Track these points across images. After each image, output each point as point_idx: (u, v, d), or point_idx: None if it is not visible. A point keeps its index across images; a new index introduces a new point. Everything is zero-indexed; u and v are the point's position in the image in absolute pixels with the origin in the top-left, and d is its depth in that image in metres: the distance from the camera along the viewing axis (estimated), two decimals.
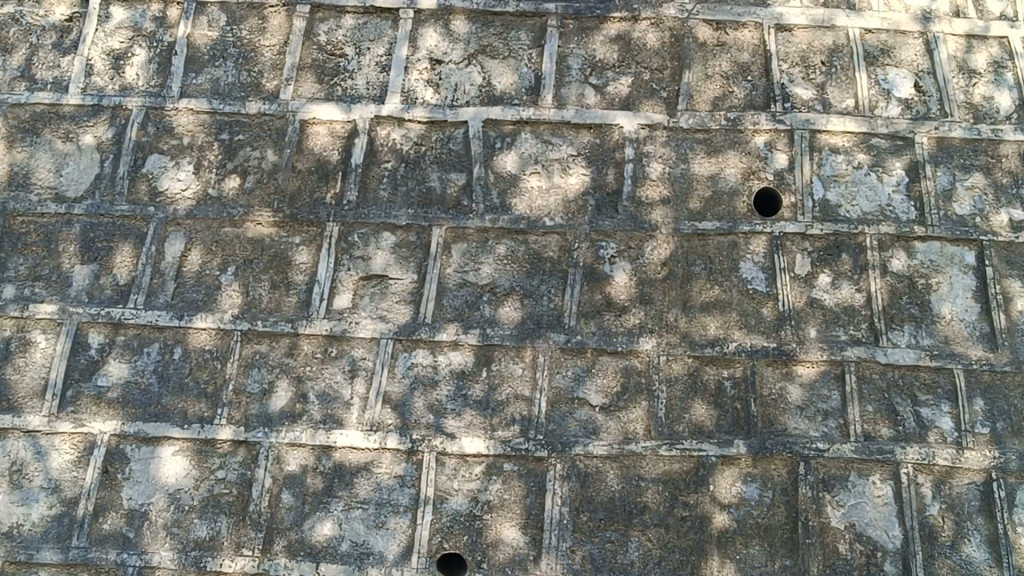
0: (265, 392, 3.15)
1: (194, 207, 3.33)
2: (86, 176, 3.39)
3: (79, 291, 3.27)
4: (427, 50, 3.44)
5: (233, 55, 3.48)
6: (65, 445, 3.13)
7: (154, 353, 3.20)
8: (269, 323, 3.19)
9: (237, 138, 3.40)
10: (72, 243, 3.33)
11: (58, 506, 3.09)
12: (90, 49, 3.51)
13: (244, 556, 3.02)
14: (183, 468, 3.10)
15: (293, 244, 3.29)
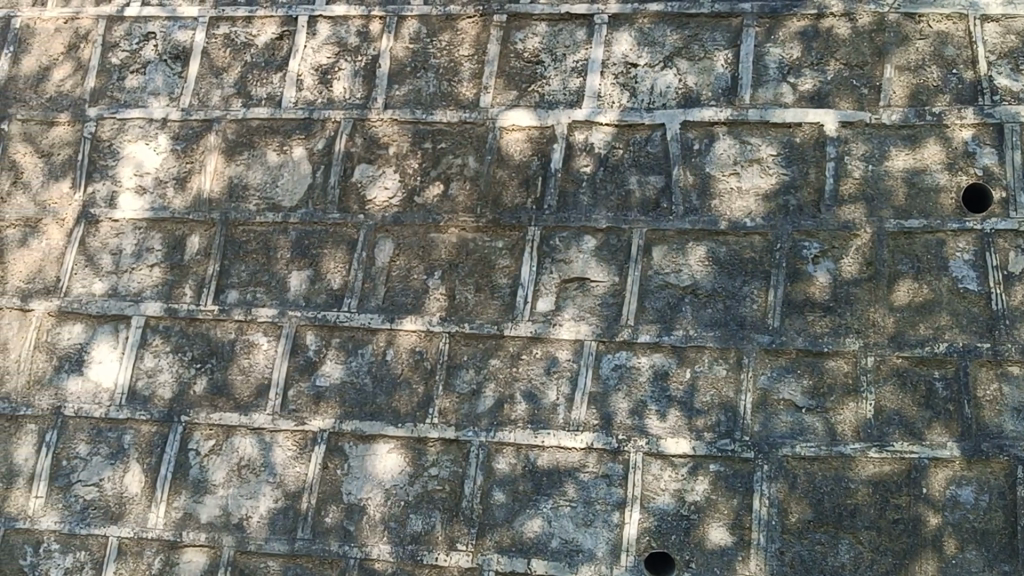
0: (474, 392, 3.28)
1: (400, 214, 3.48)
2: (300, 186, 3.58)
3: (297, 296, 3.47)
4: (623, 53, 3.46)
5: (434, 66, 3.59)
6: (288, 442, 3.35)
7: (367, 354, 3.37)
8: (475, 325, 3.31)
9: (440, 147, 3.51)
10: (288, 250, 3.53)
11: (283, 499, 3.32)
12: (300, 65, 3.69)
13: (458, 551, 3.17)
14: (399, 465, 3.27)
15: (496, 247, 3.39)
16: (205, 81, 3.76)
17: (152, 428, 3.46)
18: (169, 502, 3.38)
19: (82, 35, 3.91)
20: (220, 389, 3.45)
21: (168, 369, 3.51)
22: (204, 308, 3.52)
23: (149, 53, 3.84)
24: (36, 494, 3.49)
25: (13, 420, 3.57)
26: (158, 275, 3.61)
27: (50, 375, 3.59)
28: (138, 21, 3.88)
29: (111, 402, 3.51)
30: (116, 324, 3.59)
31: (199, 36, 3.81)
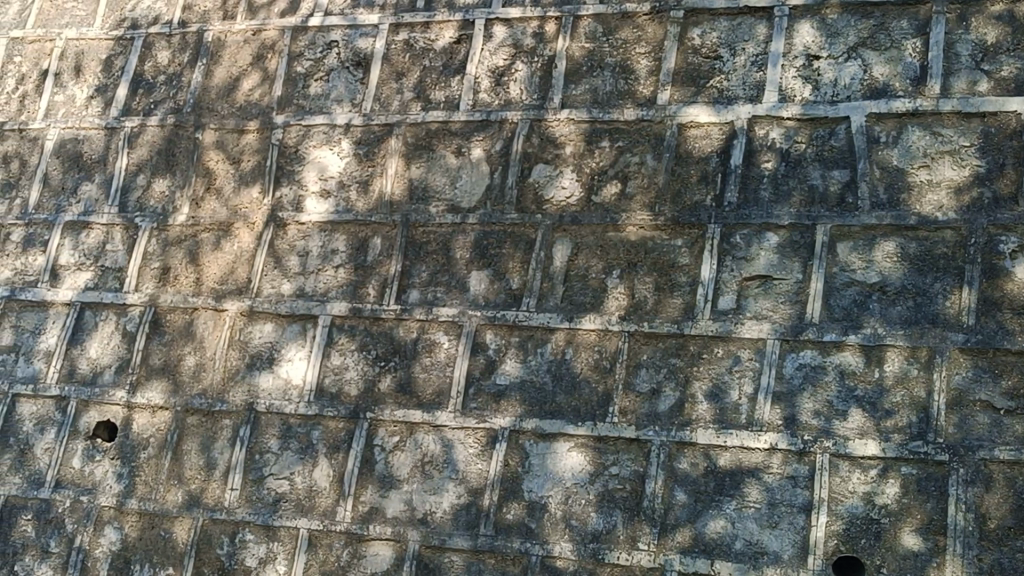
0: (655, 392, 3.27)
1: (578, 213, 3.49)
2: (478, 188, 3.64)
3: (477, 295, 3.53)
4: (804, 46, 3.38)
5: (610, 64, 3.59)
6: (470, 440, 3.41)
7: (547, 353, 3.40)
8: (655, 324, 3.30)
9: (617, 145, 3.51)
10: (468, 250, 3.59)
11: (466, 496, 3.37)
12: (477, 68, 3.76)
13: (640, 550, 3.16)
14: (580, 464, 3.28)
15: (675, 246, 3.36)
16: (385, 87, 3.88)
17: (339, 425, 3.57)
18: (356, 497, 3.48)
19: (268, 46, 4.11)
20: (404, 387, 3.53)
21: (354, 367, 3.62)
22: (388, 307, 3.62)
23: (332, 61, 3.98)
24: (231, 486, 3.65)
25: (210, 415, 3.76)
26: (342, 276, 3.72)
27: (243, 372, 3.76)
28: (321, 30, 4.03)
29: (300, 399, 3.64)
30: (303, 323, 3.73)
31: (379, 43, 3.93)
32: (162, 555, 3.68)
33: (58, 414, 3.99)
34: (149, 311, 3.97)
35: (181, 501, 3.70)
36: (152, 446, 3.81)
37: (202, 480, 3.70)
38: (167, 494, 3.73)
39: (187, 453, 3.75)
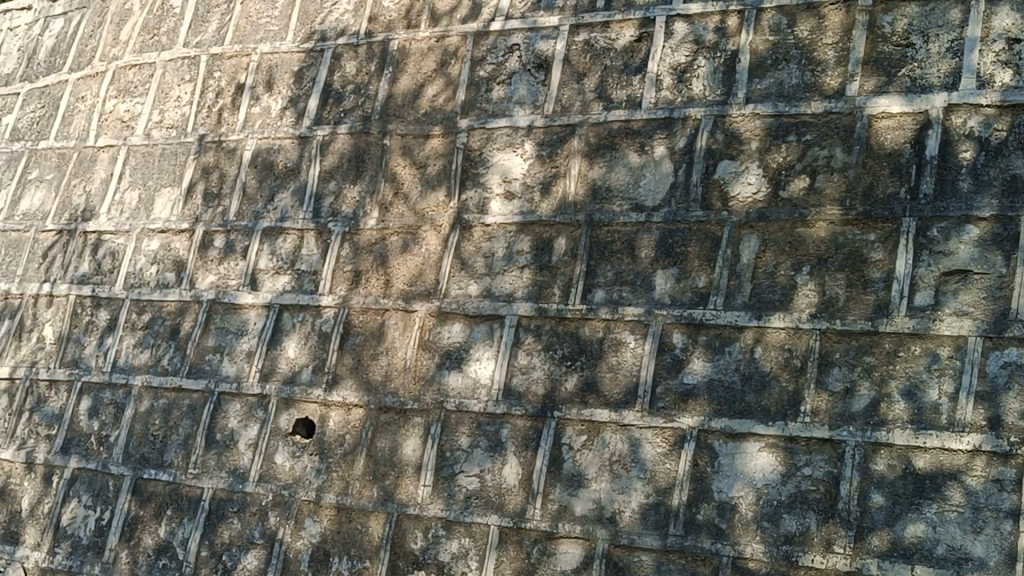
0: (848, 391, 3.18)
1: (765, 210, 3.44)
2: (662, 186, 3.63)
3: (662, 294, 3.52)
4: (1004, 28, 3.23)
5: (796, 57, 3.52)
6: (658, 439, 3.40)
7: (735, 352, 3.36)
8: (847, 321, 3.22)
9: (804, 139, 3.44)
10: (653, 249, 3.59)
11: (654, 495, 3.36)
12: (659, 65, 3.75)
13: (836, 553, 3.09)
14: (770, 464, 3.23)
15: (868, 241, 3.27)
16: (566, 88, 3.92)
17: (527, 423, 3.62)
18: (544, 495, 3.52)
19: (452, 52, 4.25)
20: (590, 386, 3.55)
21: (541, 367, 3.66)
22: (573, 307, 3.65)
23: (513, 64, 4.07)
24: (423, 483, 3.74)
25: (401, 414, 3.87)
26: (527, 276, 3.78)
27: (433, 372, 3.86)
28: (502, 35, 4.13)
29: (489, 398, 3.72)
30: (490, 324, 3.80)
31: (560, 44, 3.98)
32: (358, 549, 3.80)
33: (259, 411, 4.19)
34: (342, 313, 4.13)
35: (376, 496, 3.82)
36: (347, 442, 3.95)
37: (396, 476, 3.81)
38: (363, 490, 3.85)
39: (381, 449, 3.87)
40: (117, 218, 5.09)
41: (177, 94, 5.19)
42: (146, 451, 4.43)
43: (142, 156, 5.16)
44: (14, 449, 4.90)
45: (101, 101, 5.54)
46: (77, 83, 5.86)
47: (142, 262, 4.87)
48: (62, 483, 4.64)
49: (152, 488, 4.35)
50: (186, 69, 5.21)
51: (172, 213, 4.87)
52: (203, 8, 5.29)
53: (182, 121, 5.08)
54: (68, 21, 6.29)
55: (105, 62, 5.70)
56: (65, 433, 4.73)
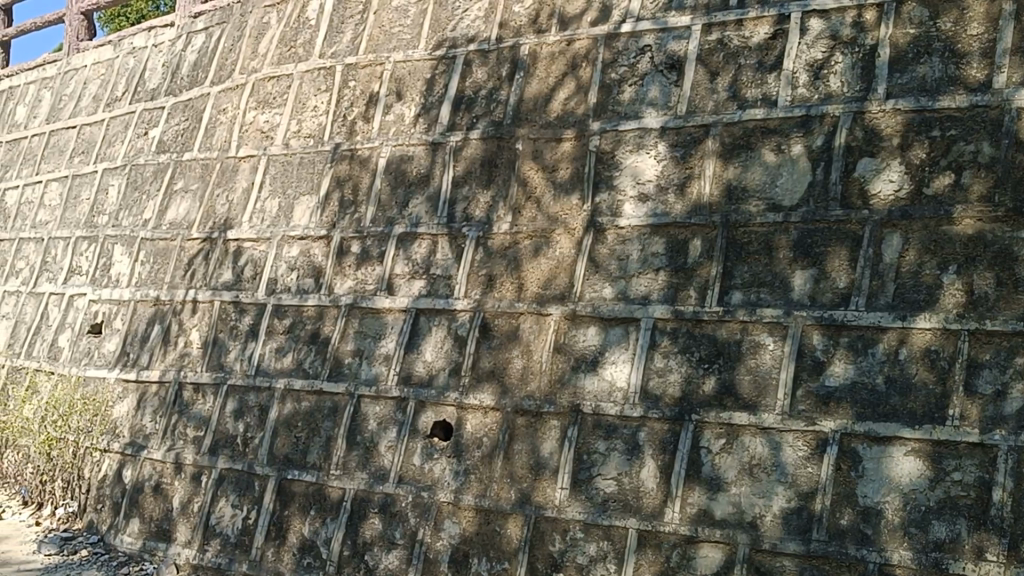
0: (999, 393, 3.08)
1: (908, 207, 3.36)
2: (800, 185, 3.58)
3: (802, 295, 3.47)
4: None
5: (938, 50, 3.42)
6: (799, 443, 3.34)
7: (879, 354, 3.29)
8: (996, 322, 3.13)
9: (948, 134, 3.34)
10: (791, 249, 3.54)
11: (797, 500, 3.31)
12: (794, 62, 3.70)
13: (988, 561, 2.99)
14: (917, 469, 3.15)
15: (1018, 238, 3.16)
16: (699, 89, 3.89)
17: (664, 426, 3.61)
18: (683, 498, 3.51)
19: (582, 55, 4.26)
20: (728, 388, 3.52)
21: (677, 370, 3.64)
22: (710, 309, 3.62)
23: (646, 65, 4.05)
24: (561, 485, 3.76)
25: (538, 417, 3.89)
26: (662, 279, 3.76)
27: (568, 375, 3.88)
28: (634, 36, 4.12)
29: (625, 401, 3.71)
30: (626, 326, 3.80)
31: (693, 44, 3.95)
32: (497, 550, 3.84)
33: (398, 414, 4.28)
34: (478, 316, 4.19)
35: (514, 498, 3.86)
36: (485, 445, 4.00)
37: (534, 478, 3.83)
38: (501, 492, 3.89)
39: (519, 452, 3.90)
40: (258, 226, 5.26)
41: (314, 103, 5.32)
42: (290, 452, 4.57)
43: (281, 165, 5.32)
44: (165, 450, 5.10)
45: (242, 113, 5.73)
46: (218, 96, 6.06)
47: (282, 268, 5.01)
48: (211, 482, 4.81)
49: (295, 488, 4.48)
50: (322, 79, 5.34)
51: (311, 220, 5.00)
52: (337, 20, 5.42)
53: (319, 130, 5.21)
54: (209, 36, 6.52)
55: (245, 76, 5.89)
56: (213, 434, 4.91)
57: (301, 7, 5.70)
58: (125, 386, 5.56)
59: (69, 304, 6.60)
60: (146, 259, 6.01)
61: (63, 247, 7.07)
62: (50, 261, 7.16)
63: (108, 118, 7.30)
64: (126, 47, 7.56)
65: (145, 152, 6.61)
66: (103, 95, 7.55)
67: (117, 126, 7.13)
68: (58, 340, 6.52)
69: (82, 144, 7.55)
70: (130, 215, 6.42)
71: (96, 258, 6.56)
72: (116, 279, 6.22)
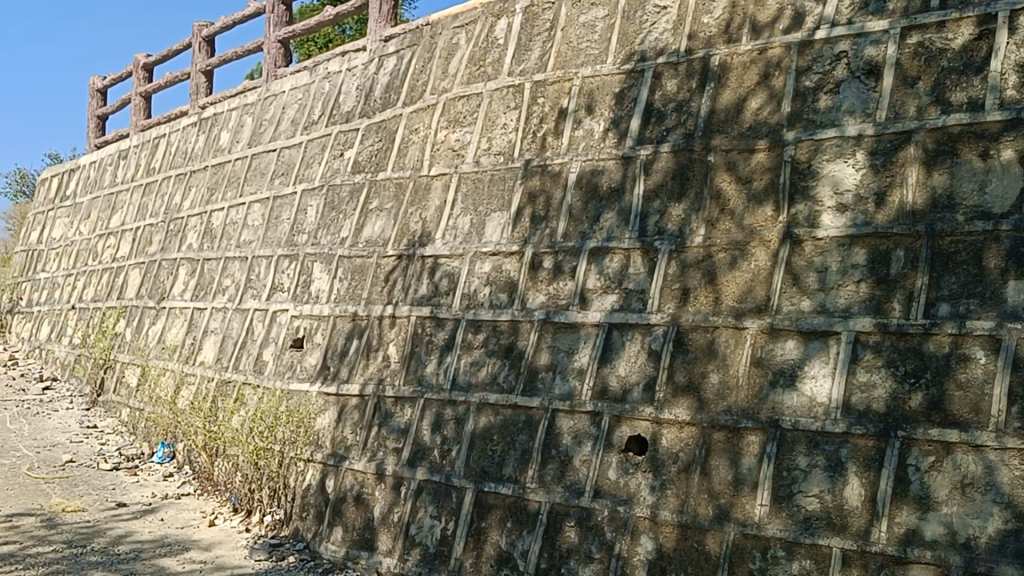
0: None
1: None
2: (1011, 191, 3.43)
3: (1015, 306, 3.32)
4: None
5: None
6: (1015, 461, 3.20)
7: None
8: None
9: None
10: (1002, 259, 3.39)
11: (1014, 521, 3.17)
12: (1002, 63, 3.55)
13: None
14: None
15: None
16: (900, 93, 3.78)
17: (869, 443, 3.51)
18: (890, 517, 3.40)
19: (775, 64, 4.19)
20: (937, 404, 3.40)
21: (881, 384, 3.53)
22: (916, 321, 3.51)
23: (842, 72, 3.97)
24: (760, 502, 3.71)
25: (736, 432, 3.85)
26: (864, 291, 3.67)
27: (766, 390, 3.82)
28: (828, 43, 4.04)
29: (826, 416, 3.63)
30: (826, 339, 3.72)
31: (892, 48, 3.85)
32: (696, 566, 3.80)
33: (594, 428, 4.30)
34: (672, 330, 4.17)
35: (712, 514, 3.82)
36: (682, 460, 3.98)
37: (732, 494, 3.79)
38: (698, 507, 3.86)
39: (716, 467, 3.86)
40: (451, 243, 5.38)
41: (503, 121, 5.41)
42: (487, 465, 4.65)
43: (473, 183, 5.43)
44: (366, 461, 5.27)
45: (434, 132, 5.89)
46: (410, 116, 6.23)
47: (476, 284, 5.11)
48: (410, 493, 4.95)
49: (492, 501, 4.56)
50: (511, 97, 5.44)
51: (502, 236, 5.09)
52: (525, 38, 5.51)
53: (509, 147, 5.30)
54: (400, 58, 6.72)
55: (436, 96, 6.04)
56: (412, 446, 5.05)
57: (489, 27, 5.81)
58: (326, 398, 5.78)
59: (272, 319, 6.91)
60: (344, 276, 6.23)
61: (266, 265, 7.40)
62: (254, 279, 7.51)
63: (305, 140, 7.62)
64: (320, 71, 7.87)
65: (341, 173, 6.86)
66: (300, 119, 7.88)
67: (314, 148, 7.43)
68: (262, 354, 6.83)
69: (281, 166, 7.89)
70: (328, 233, 6.68)
71: (297, 275, 6.84)
72: (315, 295, 6.48)
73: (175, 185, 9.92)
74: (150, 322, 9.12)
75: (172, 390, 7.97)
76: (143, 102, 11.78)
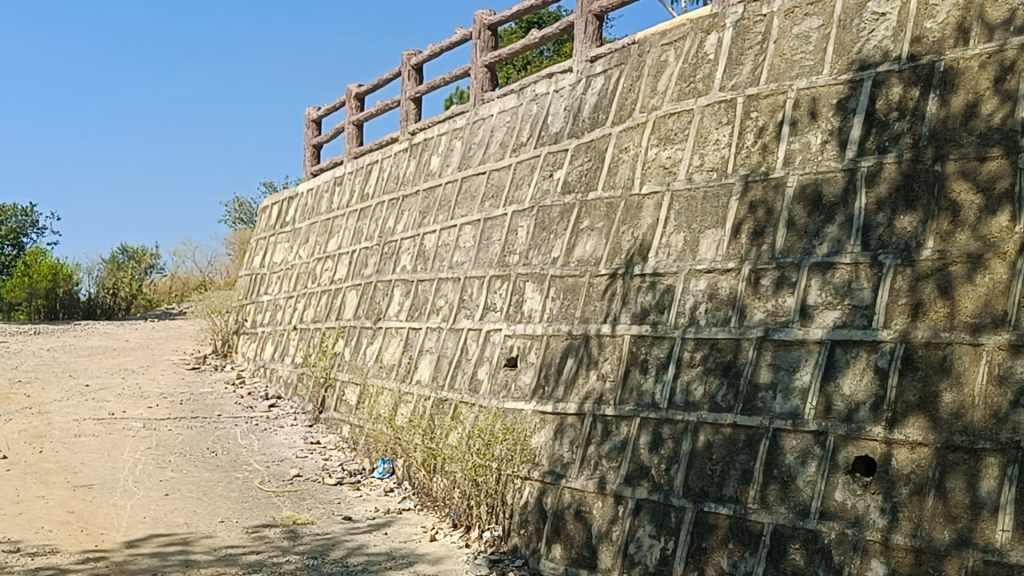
0: None
1: None
2: None
3: None
4: None
5: None
6: None
7: None
8: None
9: None
10: None
11: None
12: None
13: None
14: None
15: None
16: None
17: None
18: None
19: (1008, 67, 4.02)
20: None
21: None
22: None
23: None
24: (1002, 527, 3.55)
25: (972, 453, 3.69)
26: None
27: (1006, 410, 3.64)
28: None
29: None
30: None
31: None
32: None
33: (818, 448, 4.20)
34: (901, 347, 4.04)
35: (949, 539, 3.67)
36: (914, 481, 3.84)
37: (971, 518, 3.63)
38: (934, 531, 3.72)
39: (952, 490, 3.71)
40: (665, 261, 5.36)
41: (716, 137, 5.37)
42: (706, 484, 4.60)
43: (686, 200, 5.41)
44: (583, 478, 5.31)
45: (644, 151, 5.90)
46: (619, 135, 6.26)
47: (692, 301, 5.08)
48: (629, 511, 4.95)
49: (713, 521, 4.50)
50: (723, 112, 5.39)
51: (718, 253, 5.04)
52: (736, 52, 5.45)
53: (722, 163, 5.25)
54: (607, 78, 6.76)
55: (646, 114, 6.05)
56: (629, 464, 5.05)
57: (699, 43, 5.78)
58: (543, 417, 5.86)
59: (486, 339, 7.05)
60: (556, 295, 6.30)
61: (478, 286, 7.56)
62: (467, 299, 7.68)
63: (514, 162, 7.75)
64: (527, 94, 8.00)
65: (551, 194, 6.95)
66: (509, 141, 8.04)
67: (523, 169, 7.55)
68: (477, 373, 6.97)
69: (491, 188, 8.06)
70: (540, 253, 6.76)
71: (509, 295, 6.96)
72: (529, 314, 6.57)
73: (389, 210, 10.26)
74: (368, 342, 9.46)
75: (391, 407, 8.24)
76: (356, 130, 12.25)
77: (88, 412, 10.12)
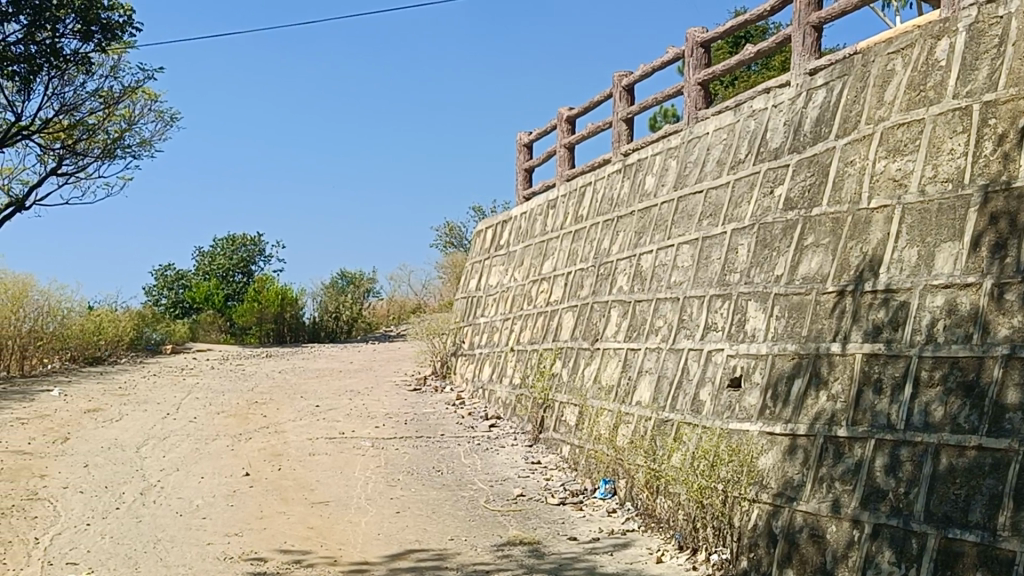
0: None
1: None
2: None
3: None
4: None
5: None
6: None
7: None
8: None
9: None
10: None
11: None
12: None
13: None
14: None
15: None
16: None
17: None
18: None
19: None
20: None
21: None
22: None
23: None
24: None
25: None
26: None
27: None
28: None
29: None
30: None
31: None
32: None
33: None
34: None
35: None
36: None
37: None
38: None
39: None
40: (898, 276, 5.17)
41: (950, 146, 5.15)
42: (950, 509, 4.41)
43: (919, 214, 5.20)
44: (817, 502, 5.17)
45: (872, 164, 5.71)
46: (844, 148, 6.09)
47: (928, 317, 4.88)
48: (866, 536, 4.78)
49: (958, 548, 4.30)
50: (958, 120, 5.16)
51: (956, 267, 4.83)
52: (970, 57, 5.20)
53: (958, 173, 5.03)
54: (829, 90, 6.59)
55: (873, 125, 5.87)
56: (865, 487, 4.89)
57: (928, 50, 5.56)
58: (772, 438, 5.75)
59: (708, 358, 6.97)
60: (781, 313, 6.17)
61: (699, 305, 7.49)
62: (687, 319, 7.62)
63: (732, 180, 7.64)
64: (744, 110, 7.89)
65: (772, 212, 6.81)
66: (726, 159, 7.95)
67: (741, 187, 7.45)
68: (699, 394, 6.90)
69: (709, 206, 7.97)
70: (762, 271, 6.64)
71: (731, 314, 6.86)
72: (752, 334, 6.46)
73: (603, 231, 10.30)
74: (585, 362, 9.51)
75: (611, 428, 8.26)
76: (567, 153, 12.37)
77: (321, 432, 10.58)
